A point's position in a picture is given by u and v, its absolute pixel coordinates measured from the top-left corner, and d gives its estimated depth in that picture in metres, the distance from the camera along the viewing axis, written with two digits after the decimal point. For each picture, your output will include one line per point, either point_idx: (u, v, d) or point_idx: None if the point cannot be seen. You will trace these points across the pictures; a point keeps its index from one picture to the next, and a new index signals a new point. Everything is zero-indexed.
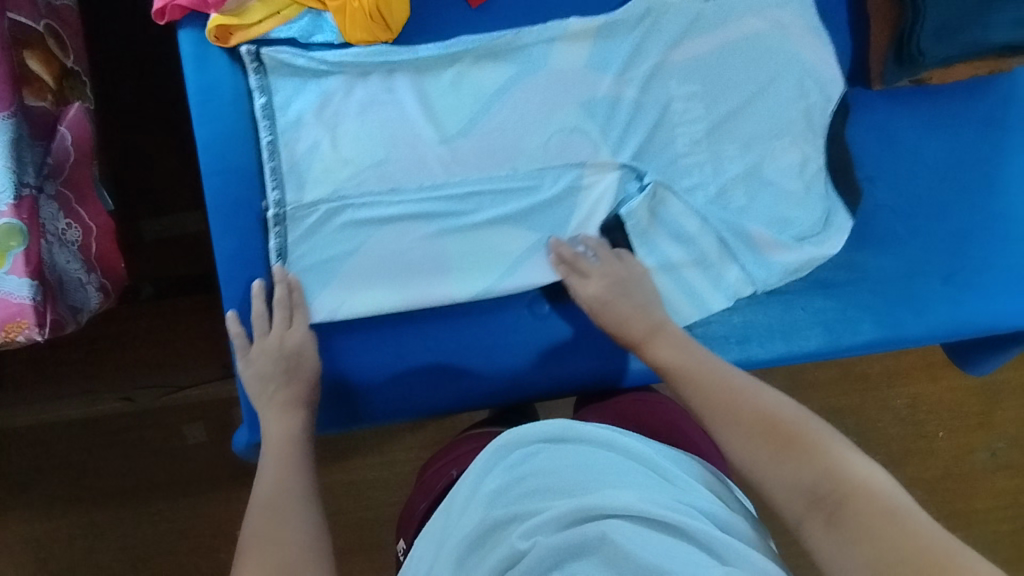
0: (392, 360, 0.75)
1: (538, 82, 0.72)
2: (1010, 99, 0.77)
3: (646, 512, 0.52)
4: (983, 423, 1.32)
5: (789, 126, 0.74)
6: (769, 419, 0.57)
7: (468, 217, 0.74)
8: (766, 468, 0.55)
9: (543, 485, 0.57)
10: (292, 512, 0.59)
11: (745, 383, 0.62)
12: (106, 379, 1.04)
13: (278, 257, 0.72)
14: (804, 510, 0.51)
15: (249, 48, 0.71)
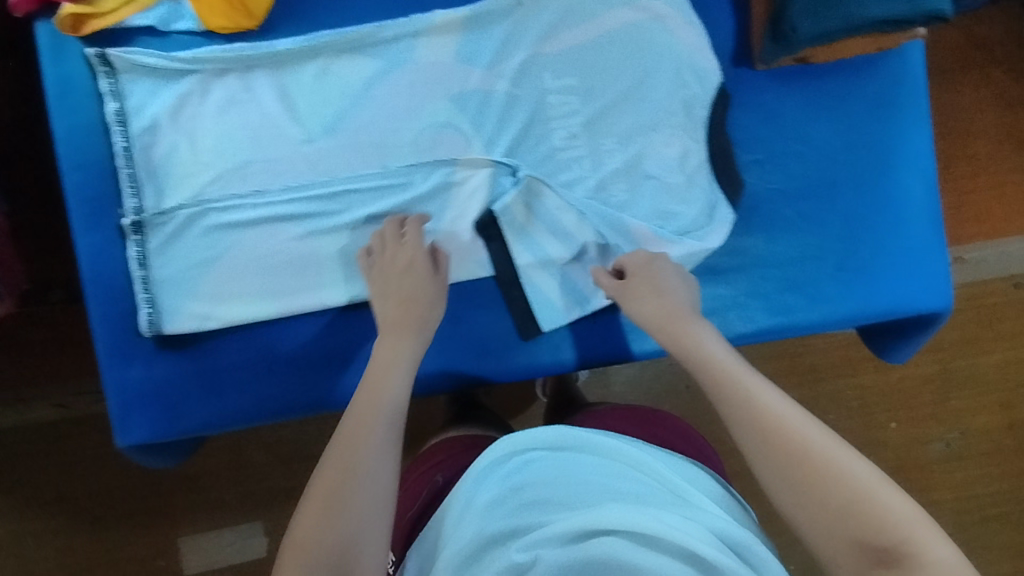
0: (264, 356, 0.73)
1: (404, 79, 0.71)
2: (902, 76, 0.75)
3: (650, 533, 0.49)
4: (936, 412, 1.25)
5: (661, 123, 0.73)
6: (796, 440, 0.51)
7: (338, 217, 0.72)
8: (792, 510, 0.50)
9: (541, 498, 0.55)
10: (366, 452, 0.55)
11: (780, 406, 0.54)
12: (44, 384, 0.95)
13: (138, 266, 0.71)
14: (862, 561, 0.46)
15: (94, 51, 0.68)
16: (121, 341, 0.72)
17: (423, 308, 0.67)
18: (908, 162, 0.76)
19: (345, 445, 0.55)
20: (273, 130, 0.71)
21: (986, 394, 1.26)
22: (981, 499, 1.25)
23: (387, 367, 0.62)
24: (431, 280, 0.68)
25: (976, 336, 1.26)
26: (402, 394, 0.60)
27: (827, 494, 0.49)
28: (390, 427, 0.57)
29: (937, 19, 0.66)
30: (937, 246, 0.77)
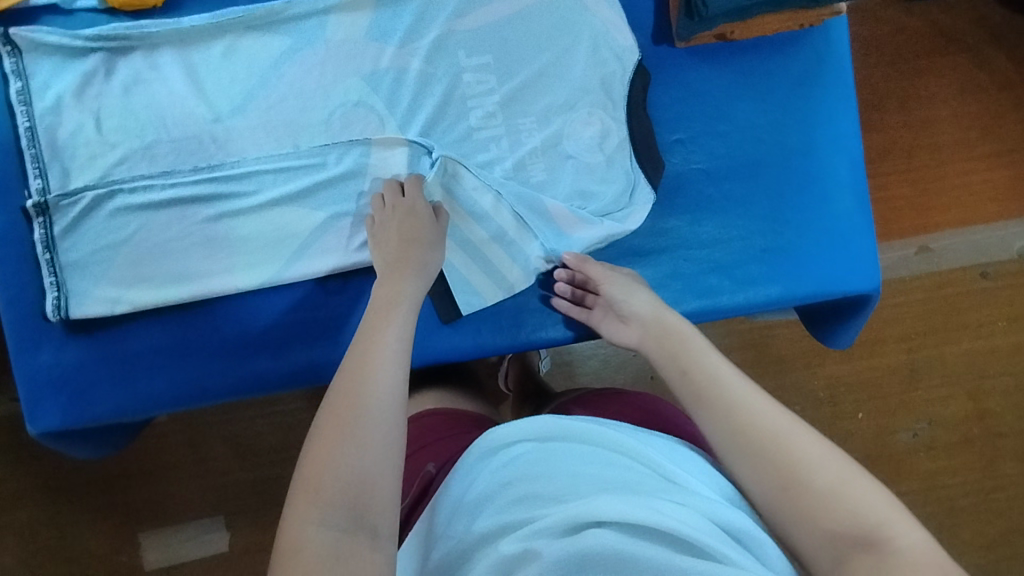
0: (177, 341, 0.71)
1: (315, 57, 0.70)
2: (825, 53, 0.74)
3: (643, 522, 0.44)
4: (903, 400, 1.16)
5: (580, 100, 0.72)
6: (770, 431, 0.48)
7: (250, 198, 0.71)
8: (771, 502, 0.46)
9: (528, 492, 0.49)
10: (373, 404, 0.49)
11: (752, 397, 0.50)
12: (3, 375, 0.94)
13: (44, 249, 0.68)
14: (844, 549, 0.43)
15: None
16: (30, 326, 0.70)
17: (421, 251, 0.65)
18: (832, 142, 0.75)
19: (352, 389, 0.49)
20: (180, 109, 0.69)
21: (954, 383, 1.17)
22: (949, 492, 1.15)
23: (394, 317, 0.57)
24: (431, 226, 0.66)
25: (941, 326, 1.17)
26: (398, 354, 0.53)
27: (807, 484, 0.45)
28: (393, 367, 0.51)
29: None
30: (864, 225, 0.76)
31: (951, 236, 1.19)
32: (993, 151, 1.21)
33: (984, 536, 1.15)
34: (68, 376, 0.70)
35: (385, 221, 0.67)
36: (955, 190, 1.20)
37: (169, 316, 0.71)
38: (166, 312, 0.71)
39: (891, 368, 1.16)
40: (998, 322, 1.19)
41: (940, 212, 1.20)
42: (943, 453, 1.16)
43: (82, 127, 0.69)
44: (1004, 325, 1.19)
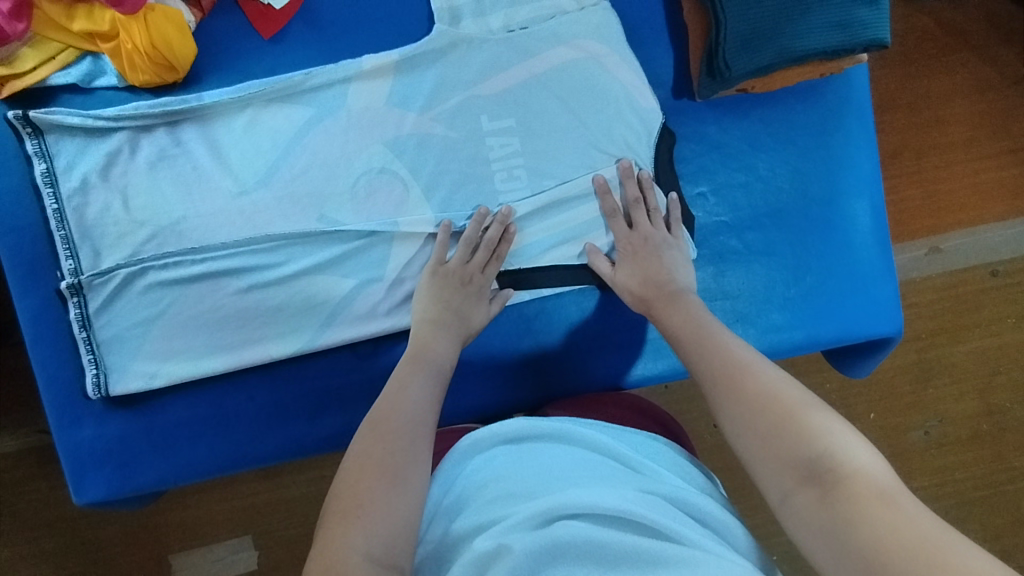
0: (213, 410, 0.72)
1: (337, 126, 0.71)
2: (846, 102, 0.75)
3: (613, 511, 0.47)
4: (916, 398, 1.15)
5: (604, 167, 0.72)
6: (738, 374, 0.53)
7: (278, 268, 0.71)
8: (739, 437, 0.51)
9: (502, 490, 0.51)
10: (407, 433, 0.54)
11: (745, 354, 0.56)
12: (21, 415, 0.95)
13: (80, 327, 0.69)
14: (790, 482, 0.46)
15: (14, 112, 0.66)
16: (70, 402, 0.71)
17: (474, 299, 0.68)
18: (854, 189, 0.75)
19: (381, 428, 0.54)
20: (210, 186, 0.70)
21: (965, 380, 1.16)
22: (963, 488, 1.14)
23: (423, 345, 0.63)
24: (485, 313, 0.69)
25: (953, 326, 1.16)
26: (428, 394, 0.59)
27: (764, 420, 0.49)
28: (422, 406, 0.57)
29: (876, 47, 0.66)
30: (886, 271, 0.76)
31: (965, 237, 1.17)
32: (1002, 148, 1.18)
33: (995, 531, 1.14)
34: (109, 448, 0.71)
35: (434, 288, 0.68)
36: (971, 191, 1.18)
37: (207, 387, 0.72)
38: (204, 382, 0.72)
39: (904, 367, 1.15)
40: (1009, 319, 1.17)
41: (950, 212, 1.17)
42: (956, 448, 1.15)
43: (107, 204, 0.69)
44: (1014, 322, 1.17)
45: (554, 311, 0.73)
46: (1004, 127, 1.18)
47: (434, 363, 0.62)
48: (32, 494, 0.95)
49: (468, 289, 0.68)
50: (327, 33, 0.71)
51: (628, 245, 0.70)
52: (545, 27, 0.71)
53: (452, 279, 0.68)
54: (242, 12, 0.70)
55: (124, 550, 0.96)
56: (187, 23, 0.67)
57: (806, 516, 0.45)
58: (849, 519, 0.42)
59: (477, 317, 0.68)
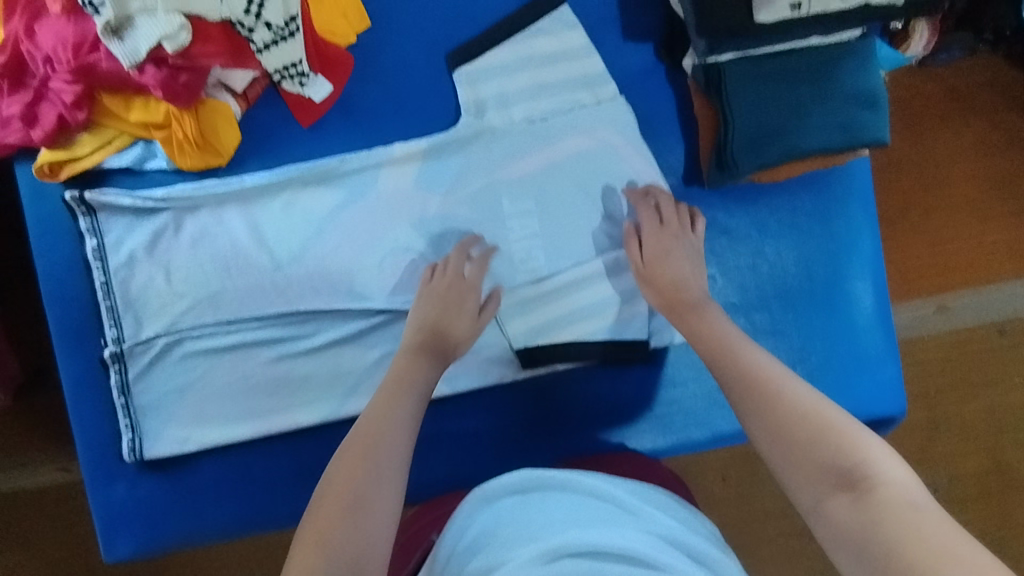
0: (239, 473, 0.76)
1: (367, 208, 0.75)
2: (850, 191, 0.78)
3: (611, 546, 0.48)
4: (923, 457, 1.17)
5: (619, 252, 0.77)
6: (764, 388, 0.56)
7: (306, 340, 0.75)
8: (768, 448, 0.53)
9: (511, 533, 0.53)
10: (382, 458, 0.55)
11: (767, 372, 0.58)
12: (49, 450, 0.98)
13: (119, 394, 0.73)
14: (823, 489, 0.48)
15: (71, 193, 0.71)
16: (105, 464, 0.74)
17: (456, 308, 0.71)
18: (858, 272, 0.79)
19: (368, 439, 0.57)
20: (248, 263, 0.75)
21: (972, 439, 1.17)
22: None
23: (413, 360, 0.66)
24: (473, 325, 0.71)
25: (960, 384, 1.18)
26: (409, 416, 0.60)
27: (792, 433, 0.52)
28: (399, 432, 0.58)
29: (875, 145, 0.70)
30: (890, 351, 0.79)
31: (970, 303, 1.20)
32: (1009, 213, 1.21)
33: None
34: (141, 508, 0.74)
35: (426, 304, 0.71)
36: (978, 258, 1.20)
37: (235, 451, 0.76)
38: (232, 447, 0.76)
39: (914, 426, 1.17)
40: (1016, 382, 1.19)
41: (957, 273, 1.19)
42: (963, 508, 1.16)
43: (151, 278, 0.74)
44: (1020, 385, 1.19)
45: (567, 383, 0.77)
46: (1010, 195, 1.21)
47: (413, 383, 0.64)
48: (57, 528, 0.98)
49: (452, 297, 0.71)
50: (360, 120, 0.76)
51: (652, 241, 0.73)
52: (564, 118, 0.76)
53: (440, 288, 0.72)
54: (283, 100, 0.74)
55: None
56: (233, 113, 0.72)
57: (839, 523, 0.46)
58: (880, 522, 0.44)
59: (467, 326, 0.71)
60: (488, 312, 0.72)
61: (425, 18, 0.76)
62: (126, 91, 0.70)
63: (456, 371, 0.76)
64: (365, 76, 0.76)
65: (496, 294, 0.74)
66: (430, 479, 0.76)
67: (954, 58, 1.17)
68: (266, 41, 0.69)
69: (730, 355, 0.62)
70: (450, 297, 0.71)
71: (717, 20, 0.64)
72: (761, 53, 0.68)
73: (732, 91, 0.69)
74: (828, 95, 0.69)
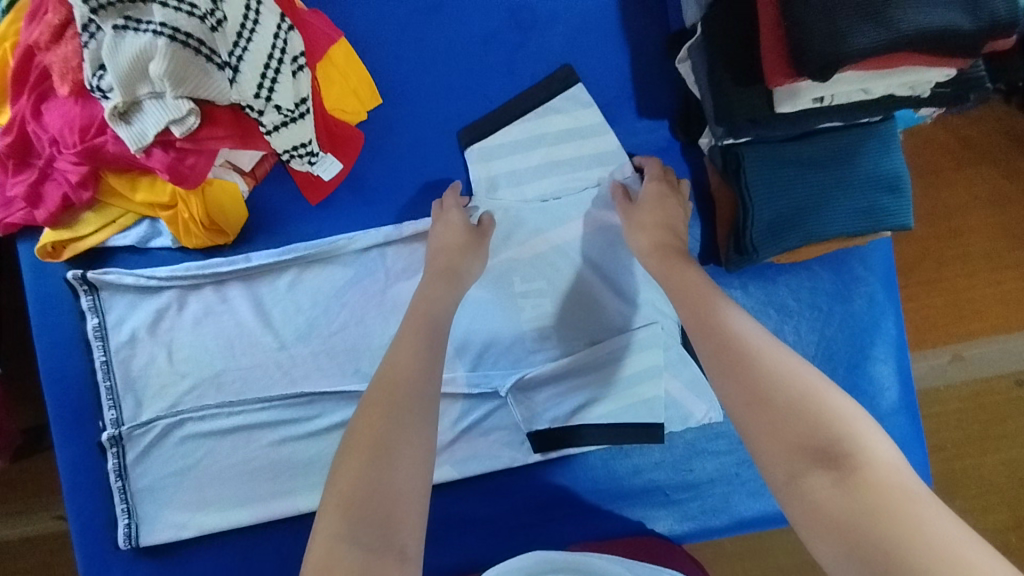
0: (237, 560, 0.73)
1: (375, 285, 0.74)
2: (871, 270, 0.76)
3: None
4: None
5: (646, 331, 0.73)
6: (746, 352, 0.53)
7: (310, 422, 0.73)
8: (740, 420, 0.50)
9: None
10: (401, 406, 0.53)
11: (739, 328, 0.55)
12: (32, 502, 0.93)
13: (116, 478, 0.71)
14: (800, 465, 0.46)
15: (73, 273, 0.69)
16: (98, 553, 0.71)
17: (457, 260, 0.68)
18: (881, 352, 0.76)
19: (387, 386, 0.55)
20: (253, 342, 0.73)
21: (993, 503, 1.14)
22: None
23: (424, 322, 0.62)
24: (469, 234, 0.69)
25: (978, 441, 1.17)
26: (426, 359, 0.58)
27: (770, 401, 0.49)
28: (422, 372, 0.56)
29: (898, 228, 0.68)
30: (915, 435, 0.76)
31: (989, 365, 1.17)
32: None
33: None
34: None
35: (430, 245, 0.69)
36: (999, 318, 1.17)
37: (234, 537, 0.73)
38: (231, 533, 0.73)
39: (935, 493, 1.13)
40: None
41: (974, 319, 1.17)
42: None
43: (152, 358, 0.72)
44: None
45: (581, 467, 0.74)
46: None
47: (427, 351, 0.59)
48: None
49: (448, 211, 0.70)
50: (369, 195, 0.74)
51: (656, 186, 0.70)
52: (577, 194, 0.75)
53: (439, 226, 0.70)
54: (292, 178, 0.72)
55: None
56: (240, 192, 0.71)
57: (825, 502, 0.44)
58: (864, 507, 0.42)
59: (461, 240, 0.68)
60: (484, 226, 0.70)
61: (436, 93, 0.75)
62: (133, 172, 0.68)
63: (465, 454, 0.73)
64: (376, 153, 0.75)
65: (488, 217, 0.71)
66: (435, 568, 0.73)
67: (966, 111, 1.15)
68: (276, 123, 0.66)
69: (705, 299, 0.59)
70: (450, 222, 0.69)
71: (736, 114, 0.62)
72: (780, 138, 0.67)
73: (751, 177, 0.66)
74: (850, 180, 0.67)
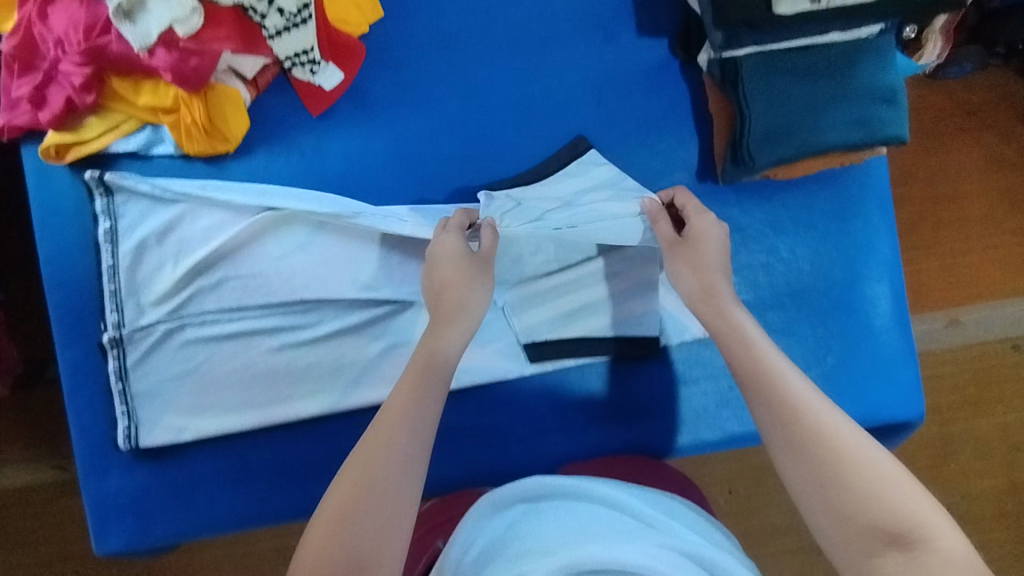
0: (237, 464, 0.74)
1: (375, 197, 0.74)
2: (867, 190, 0.77)
3: (630, 564, 0.46)
4: (934, 475, 1.13)
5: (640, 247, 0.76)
6: (816, 433, 0.52)
7: (310, 329, 0.74)
8: (806, 500, 0.51)
9: (526, 543, 0.51)
10: (384, 468, 0.52)
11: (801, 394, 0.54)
12: (45, 448, 0.98)
13: (118, 379, 0.72)
14: (875, 545, 0.47)
15: (91, 173, 0.70)
16: (100, 452, 0.73)
17: (458, 292, 0.63)
18: (875, 273, 0.77)
19: (367, 456, 0.53)
20: (256, 252, 0.74)
21: (985, 456, 1.15)
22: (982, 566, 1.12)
23: (441, 347, 0.61)
24: (469, 262, 0.64)
25: (974, 400, 1.15)
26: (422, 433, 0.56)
27: (840, 481, 0.50)
28: (417, 443, 0.55)
29: (893, 143, 0.70)
30: (906, 353, 0.78)
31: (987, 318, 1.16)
32: None
33: None
34: (136, 499, 0.73)
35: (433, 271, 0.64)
36: (996, 271, 1.17)
37: (233, 442, 0.74)
38: (231, 437, 0.74)
39: (926, 442, 1.14)
40: None
41: (971, 283, 1.16)
42: (975, 526, 1.13)
43: (158, 265, 0.73)
44: None
45: (576, 380, 0.75)
46: None
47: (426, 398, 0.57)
48: (50, 518, 0.98)
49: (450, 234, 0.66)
50: (371, 109, 0.75)
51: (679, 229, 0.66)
52: (576, 112, 0.76)
53: (437, 259, 0.65)
54: (293, 89, 0.74)
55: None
56: (242, 99, 0.71)
57: None
58: None
59: (457, 272, 0.64)
60: (487, 248, 0.66)
61: (438, 10, 0.76)
62: (136, 76, 0.69)
63: (463, 365, 0.74)
64: (377, 66, 0.75)
65: (490, 227, 0.67)
66: (431, 477, 0.74)
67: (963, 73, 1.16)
68: (278, 27, 0.69)
69: (753, 348, 0.58)
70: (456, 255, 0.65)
71: (733, 14, 0.64)
72: (783, 48, 0.68)
73: (750, 84, 0.68)
74: (849, 90, 0.68)
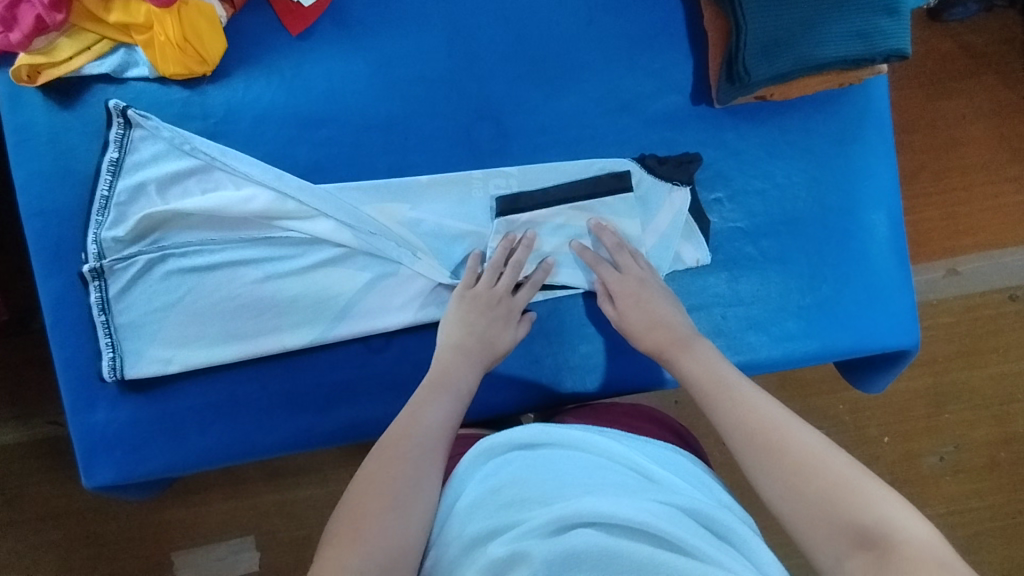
0: (223, 399, 0.72)
1: (357, 122, 0.72)
2: (864, 113, 0.76)
3: (630, 521, 0.47)
4: (930, 423, 1.11)
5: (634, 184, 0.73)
6: (791, 441, 0.52)
7: (294, 261, 0.72)
8: (780, 498, 0.50)
9: (519, 494, 0.51)
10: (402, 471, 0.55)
11: (772, 411, 0.55)
12: (35, 396, 0.98)
13: (100, 311, 0.70)
14: (844, 548, 0.46)
15: (115, 103, 0.68)
16: (87, 385, 0.71)
17: (495, 333, 0.68)
18: (872, 200, 0.75)
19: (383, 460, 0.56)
20: (238, 178, 0.70)
21: (982, 405, 1.12)
22: (975, 515, 1.10)
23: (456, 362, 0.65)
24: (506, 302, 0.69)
25: (972, 348, 1.13)
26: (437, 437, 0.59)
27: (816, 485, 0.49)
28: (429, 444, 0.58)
29: (894, 57, 0.67)
30: (903, 281, 0.76)
31: (988, 262, 1.14)
32: None
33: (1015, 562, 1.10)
34: (122, 436, 0.71)
35: (467, 304, 0.69)
36: (998, 214, 1.14)
37: (219, 376, 0.72)
38: (215, 371, 0.72)
39: (923, 390, 1.12)
40: None
41: (968, 233, 1.14)
42: (971, 476, 1.11)
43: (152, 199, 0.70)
44: None
45: (567, 311, 0.74)
46: None
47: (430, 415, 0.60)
48: (41, 465, 0.97)
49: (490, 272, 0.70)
50: (353, 31, 0.73)
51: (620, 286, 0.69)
52: (564, 35, 0.74)
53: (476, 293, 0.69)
54: (271, 7, 0.72)
55: (126, 542, 0.98)
56: (218, 18, 0.69)
57: None
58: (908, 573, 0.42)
59: (488, 307, 0.69)
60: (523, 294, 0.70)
61: None
62: None
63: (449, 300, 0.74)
64: None
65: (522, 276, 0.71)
66: None
67: (969, 12, 1.11)
68: None
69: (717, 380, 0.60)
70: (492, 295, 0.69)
71: None
72: None
73: None
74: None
